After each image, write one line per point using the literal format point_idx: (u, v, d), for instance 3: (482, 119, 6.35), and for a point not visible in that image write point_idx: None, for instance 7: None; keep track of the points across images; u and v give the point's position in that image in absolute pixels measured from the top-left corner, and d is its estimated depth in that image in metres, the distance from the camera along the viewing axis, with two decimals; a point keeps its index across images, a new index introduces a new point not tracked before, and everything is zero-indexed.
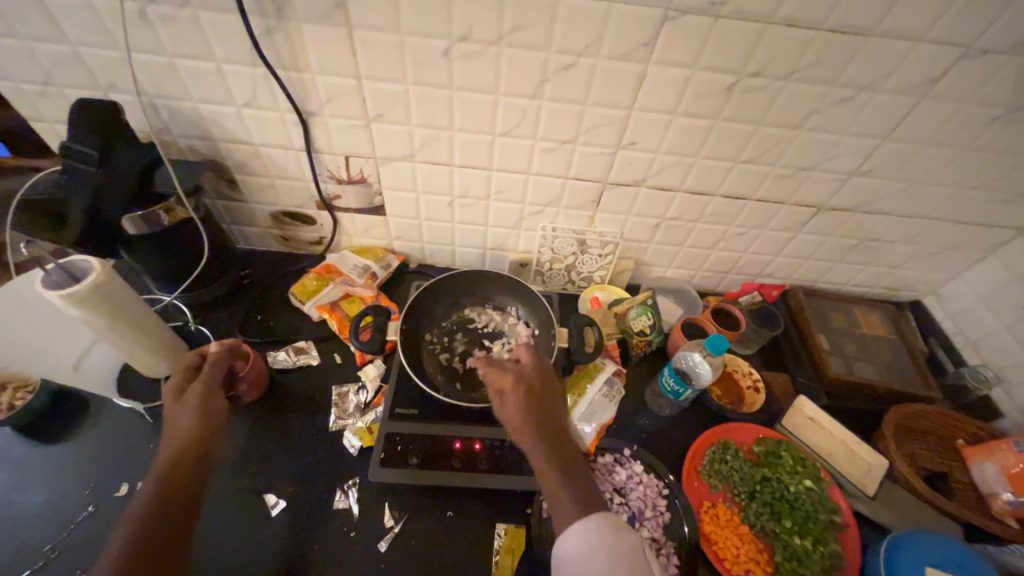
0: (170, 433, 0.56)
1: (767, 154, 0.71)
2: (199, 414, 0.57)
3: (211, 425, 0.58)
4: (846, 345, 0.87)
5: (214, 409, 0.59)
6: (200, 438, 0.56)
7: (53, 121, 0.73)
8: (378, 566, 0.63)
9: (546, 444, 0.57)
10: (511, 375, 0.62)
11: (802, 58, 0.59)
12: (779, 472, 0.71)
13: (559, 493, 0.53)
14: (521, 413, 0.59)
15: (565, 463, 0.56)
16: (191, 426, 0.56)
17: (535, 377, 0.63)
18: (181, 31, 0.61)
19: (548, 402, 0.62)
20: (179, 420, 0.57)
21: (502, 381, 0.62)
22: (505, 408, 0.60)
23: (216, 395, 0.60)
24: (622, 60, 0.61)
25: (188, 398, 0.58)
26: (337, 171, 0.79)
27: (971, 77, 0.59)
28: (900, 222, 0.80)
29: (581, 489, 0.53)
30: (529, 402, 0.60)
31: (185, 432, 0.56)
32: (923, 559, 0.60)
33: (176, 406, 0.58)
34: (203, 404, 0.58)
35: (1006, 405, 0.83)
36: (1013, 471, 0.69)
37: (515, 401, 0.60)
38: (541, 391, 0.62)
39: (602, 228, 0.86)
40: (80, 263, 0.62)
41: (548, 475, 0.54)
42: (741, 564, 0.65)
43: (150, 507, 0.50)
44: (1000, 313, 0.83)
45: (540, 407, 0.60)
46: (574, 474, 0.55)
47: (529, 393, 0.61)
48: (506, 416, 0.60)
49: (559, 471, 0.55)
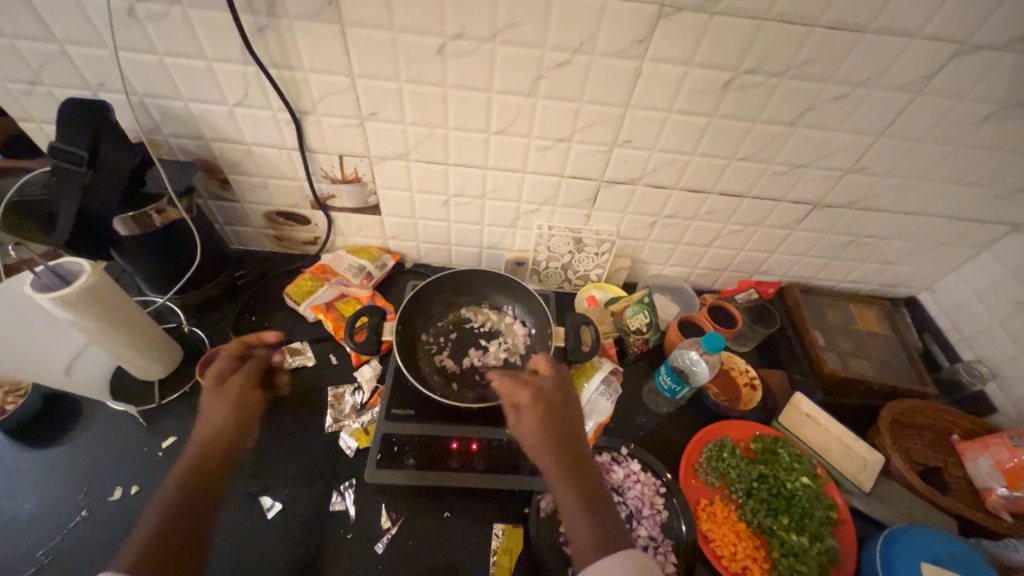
0: (204, 421, 0.57)
1: (763, 152, 0.71)
2: (233, 404, 0.58)
3: (241, 423, 0.57)
4: (842, 341, 0.87)
5: (248, 404, 0.59)
6: (229, 432, 0.56)
7: (41, 121, 0.72)
8: (376, 567, 0.63)
9: (566, 468, 0.55)
10: (528, 391, 0.60)
11: (797, 55, 0.59)
12: (777, 469, 0.71)
13: (579, 521, 0.51)
14: (541, 432, 0.57)
15: (585, 488, 0.54)
16: (225, 418, 0.57)
17: (554, 392, 0.61)
18: (170, 29, 0.60)
19: (568, 418, 0.59)
20: (212, 411, 0.57)
21: (520, 398, 0.60)
22: (523, 426, 0.58)
23: (254, 390, 0.60)
24: (617, 57, 0.60)
25: (226, 388, 0.59)
26: (331, 170, 0.78)
27: (966, 73, 0.59)
28: (895, 219, 0.80)
29: (600, 518, 0.52)
30: (549, 420, 0.58)
31: (218, 423, 0.56)
32: (919, 555, 0.61)
33: (213, 398, 0.58)
34: (238, 397, 0.58)
35: (1000, 400, 0.84)
36: (1009, 466, 0.69)
37: (534, 420, 0.58)
38: (561, 408, 0.60)
39: (598, 227, 0.86)
40: (72, 267, 0.62)
41: (568, 501, 0.53)
42: (739, 561, 0.65)
43: (177, 496, 0.50)
44: (994, 308, 0.84)
45: (560, 425, 0.58)
46: (595, 500, 0.53)
47: (548, 410, 0.59)
48: (524, 435, 0.58)
49: (579, 497, 0.53)
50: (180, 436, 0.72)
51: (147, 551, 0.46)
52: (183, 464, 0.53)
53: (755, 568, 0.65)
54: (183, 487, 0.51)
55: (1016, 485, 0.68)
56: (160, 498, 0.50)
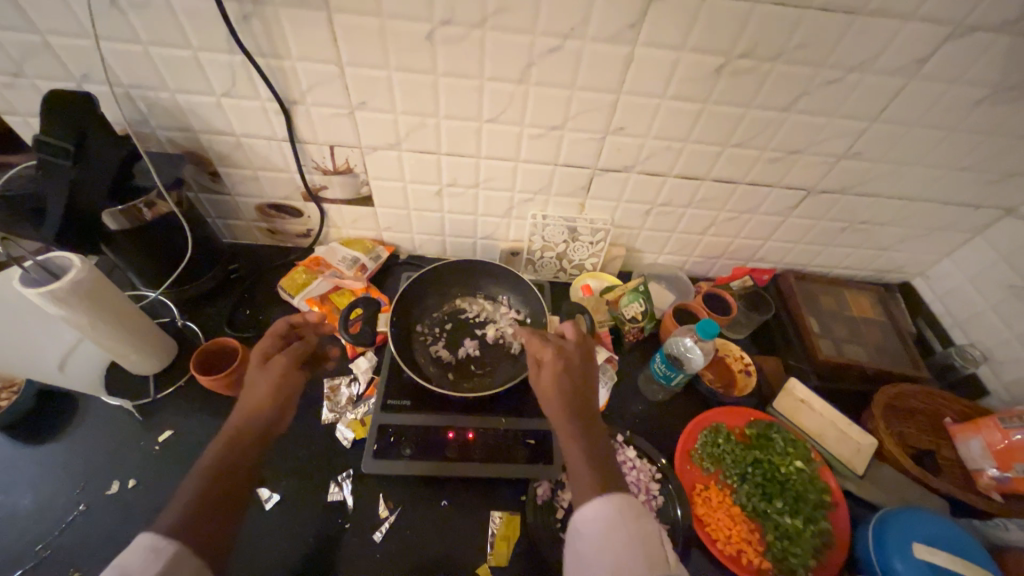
0: (247, 395, 0.56)
1: (757, 138, 0.71)
2: (274, 383, 0.57)
3: (280, 403, 0.56)
4: (836, 327, 0.87)
5: (290, 385, 0.58)
6: (270, 409, 0.55)
7: (25, 114, 0.70)
8: (375, 556, 0.63)
9: (578, 418, 0.55)
10: (551, 348, 0.60)
11: (790, 38, 0.58)
12: (770, 454, 0.72)
13: (580, 466, 0.52)
14: (557, 383, 0.57)
15: (593, 438, 0.54)
16: (267, 395, 0.56)
17: (576, 350, 0.61)
18: (153, 17, 0.59)
19: (588, 376, 0.60)
20: (256, 386, 0.57)
21: (541, 352, 0.60)
22: (541, 377, 0.59)
23: (296, 371, 0.59)
24: (609, 42, 0.60)
25: (271, 365, 0.58)
26: (322, 162, 0.78)
27: (961, 55, 0.59)
28: (889, 204, 0.80)
29: (604, 467, 0.52)
30: (567, 375, 0.58)
31: (260, 399, 0.55)
32: (911, 535, 0.61)
33: (259, 372, 0.58)
34: (281, 375, 0.58)
35: (992, 383, 0.85)
36: (999, 447, 0.70)
37: (551, 372, 0.58)
38: (580, 366, 0.60)
39: (593, 216, 0.86)
40: (60, 260, 0.62)
41: (573, 447, 0.53)
42: (733, 544, 0.66)
43: (218, 462, 0.50)
44: (988, 293, 0.84)
45: (578, 380, 0.58)
46: (601, 450, 0.53)
47: (568, 365, 0.59)
48: (540, 385, 0.59)
49: (585, 445, 0.53)
50: (176, 430, 0.72)
51: (189, 511, 0.45)
52: (224, 433, 0.53)
53: (750, 551, 0.66)
54: (224, 454, 0.51)
55: (1006, 466, 0.69)
56: (202, 466, 0.50)
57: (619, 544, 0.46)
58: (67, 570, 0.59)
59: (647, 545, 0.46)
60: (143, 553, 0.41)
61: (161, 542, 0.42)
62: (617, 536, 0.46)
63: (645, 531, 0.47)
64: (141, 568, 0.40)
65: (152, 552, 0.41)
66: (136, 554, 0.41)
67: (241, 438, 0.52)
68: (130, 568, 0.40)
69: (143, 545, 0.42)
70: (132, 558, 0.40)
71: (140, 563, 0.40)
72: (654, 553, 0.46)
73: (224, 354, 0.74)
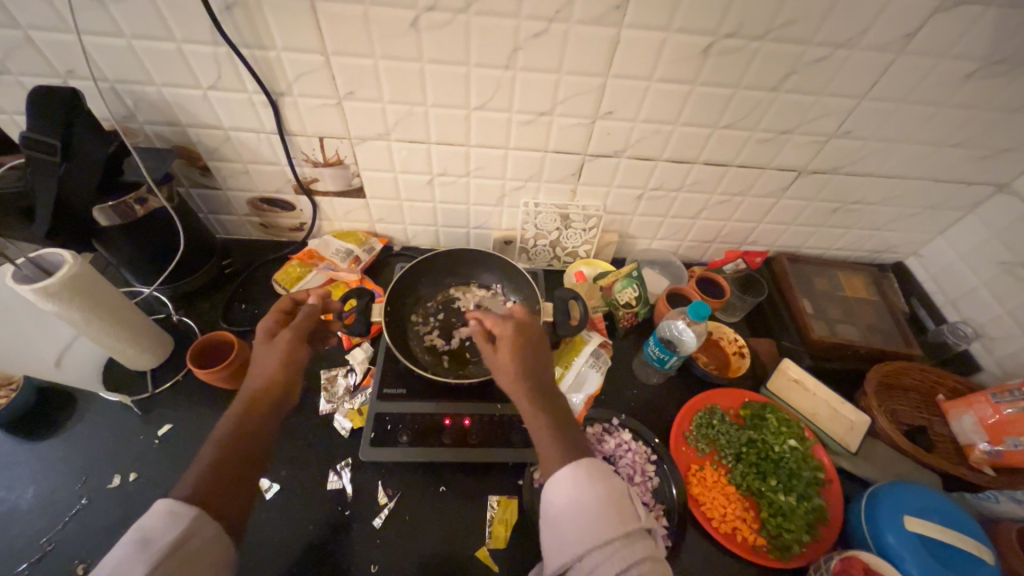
0: (257, 369, 0.57)
1: (747, 119, 0.70)
2: (283, 357, 0.58)
3: (287, 379, 0.57)
4: (829, 307, 0.88)
5: (298, 359, 0.59)
6: (281, 382, 0.56)
7: (13, 112, 0.71)
8: (375, 542, 0.64)
9: (537, 393, 0.56)
10: (507, 325, 0.60)
11: (776, 17, 0.58)
12: (764, 433, 0.73)
13: (546, 439, 0.52)
14: (517, 359, 0.57)
15: (553, 412, 0.55)
16: (278, 367, 0.57)
17: (532, 327, 0.62)
18: (136, 11, 0.58)
19: (541, 351, 0.60)
20: (264, 361, 0.57)
21: (500, 328, 0.60)
22: (500, 354, 0.59)
23: (303, 346, 0.60)
24: (595, 25, 0.59)
25: (277, 341, 0.59)
26: (312, 154, 0.77)
27: (947, 30, 0.59)
28: (881, 183, 0.80)
29: (568, 437, 0.53)
30: (526, 350, 0.59)
31: (271, 372, 0.56)
32: (902, 508, 0.62)
33: (266, 347, 0.59)
34: (289, 349, 0.58)
35: (985, 359, 0.85)
36: (990, 421, 0.71)
37: (511, 348, 0.58)
38: (536, 341, 0.61)
39: (585, 202, 0.86)
40: (52, 257, 0.63)
41: (535, 422, 0.54)
42: (729, 523, 0.67)
43: (232, 435, 0.52)
44: (979, 270, 0.84)
45: (535, 355, 0.59)
46: (562, 423, 0.54)
47: (525, 341, 0.59)
48: (499, 363, 0.58)
49: (547, 419, 0.54)
50: (176, 424, 0.73)
51: (207, 479, 0.48)
52: (237, 406, 0.54)
53: (745, 529, 0.66)
54: (238, 432, 0.52)
55: (997, 440, 0.70)
56: (218, 435, 0.52)
57: (590, 505, 0.46)
58: (71, 561, 0.60)
59: (617, 501, 0.46)
60: (161, 516, 0.44)
61: (180, 506, 0.45)
62: (588, 497, 0.46)
63: (613, 492, 0.47)
64: (162, 530, 0.43)
65: (170, 515, 0.44)
66: (156, 518, 0.43)
67: (253, 411, 0.54)
68: (153, 531, 0.43)
69: (163, 509, 0.44)
70: (153, 521, 0.43)
71: (161, 525, 0.43)
72: (625, 510, 0.46)
73: (219, 347, 0.74)
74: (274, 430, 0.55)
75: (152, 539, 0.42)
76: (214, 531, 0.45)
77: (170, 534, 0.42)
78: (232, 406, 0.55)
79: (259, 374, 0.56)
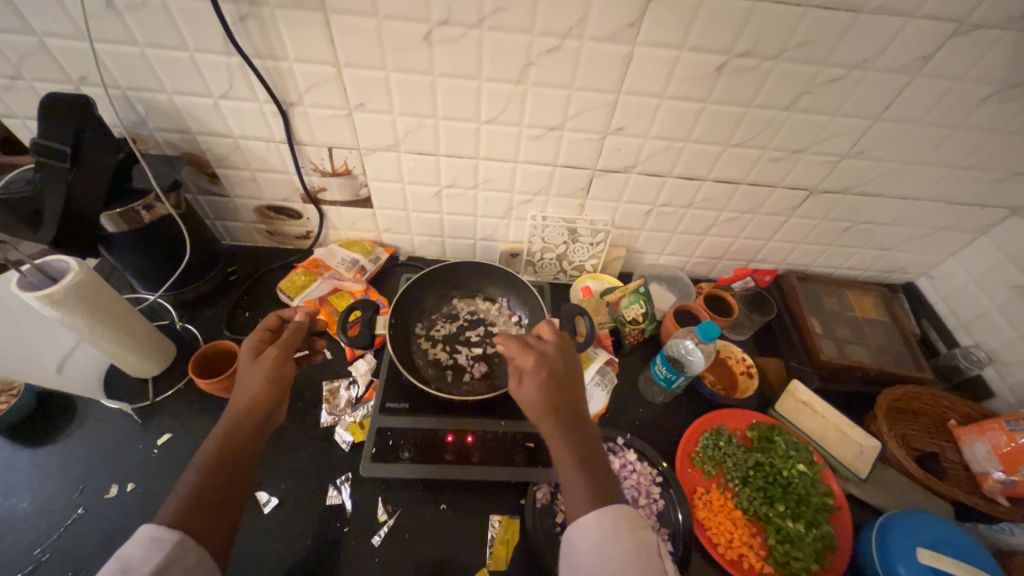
0: (241, 391, 0.56)
1: (759, 138, 0.70)
2: (268, 377, 0.56)
3: (275, 397, 0.56)
4: (839, 328, 0.86)
5: (284, 378, 0.58)
6: (266, 401, 0.56)
7: (25, 117, 0.71)
8: (374, 560, 0.63)
9: (564, 427, 0.55)
10: (530, 354, 0.59)
11: (791, 37, 0.57)
12: (772, 456, 0.71)
13: (572, 474, 0.52)
14: (540, 394, 0.56)
15: (581, 446, 0.54)
16: (262, 386, 0.56)
17: (556, 355, 0.60)
18: (150, 20, 0.59)
19: (571, 380, 0.59)
20: (248, 381, 0.56)
21: (521, 360, 0.59)
22: (524, 389, 0.58)
23: (288, 362, 0.59)
24: (608, 41, 0.59)
25: (262, 360, 0.58)
26: (321, 163, 0.77)
27: (965, 53, 0.58)
28: (894, 204, 0.79)
29: (596, 475, 0.52)
30: (550, 382, 0.57)
31: (256, 392, 0.55)
32: (913, 539, 0.61)
33: (251, 366, 0.58)
34: (276, 368, 0.58)
35: (998, 385, 0.84)
36: (1005, 450, 0.69)
37: (533, 381, 0.57)
38: (561, 372, 0.59)
39: (593, 216, 0.85)
40: (57, 264, 0.62)
41: (565, 461, 0.53)
42: (734, 548, 0.65)
43: (216, 458, 0.51)
44: (993, 293, 0.83)
45: (561, 385, 0.58)
46: (590, 455, 0.53)
47: (549, 372, 0.58)
48: (523, 396, 0.57)
49: (576, 455, 0.53)
50: (176, 433, 0.72)
51: (190, 502, 0.47)
52: (221, 427, 0.53)
53: (751, 555, 0.65)
54: (222, 453, 0.51)
55: (1011, 469, 0.68)
56: (200, 459, 0.51)
57: (612, 547, 0.46)
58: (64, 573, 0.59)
59: (642, 547, 0.47)
60: (143, 543, 0.43)
61: (162, 532, 0.44)
62: (608, 538, 0.47)
63: (638, 533, 0.47)
64: (141, 559, 0.41)
65: (153, 543, 0.43)
66: (136, 545, 0.42)
67: (240, 431, 0.53)
68: (132, 560, 0.41)
69: (144, 536, 0.43)
70: (134, 549, 0.42)
71: (140, 554, 0.42)
72: (649, 557, 0.46)
73: (221, 357, 0.74)
74: (258, 450, 0.54)
75: (132, 567, 0.41)
76: (198, 556, 0.44)
77: (149, 563, 0.41)
78: (216, 429, 0.53)
79: (245, 396, 0.55)
